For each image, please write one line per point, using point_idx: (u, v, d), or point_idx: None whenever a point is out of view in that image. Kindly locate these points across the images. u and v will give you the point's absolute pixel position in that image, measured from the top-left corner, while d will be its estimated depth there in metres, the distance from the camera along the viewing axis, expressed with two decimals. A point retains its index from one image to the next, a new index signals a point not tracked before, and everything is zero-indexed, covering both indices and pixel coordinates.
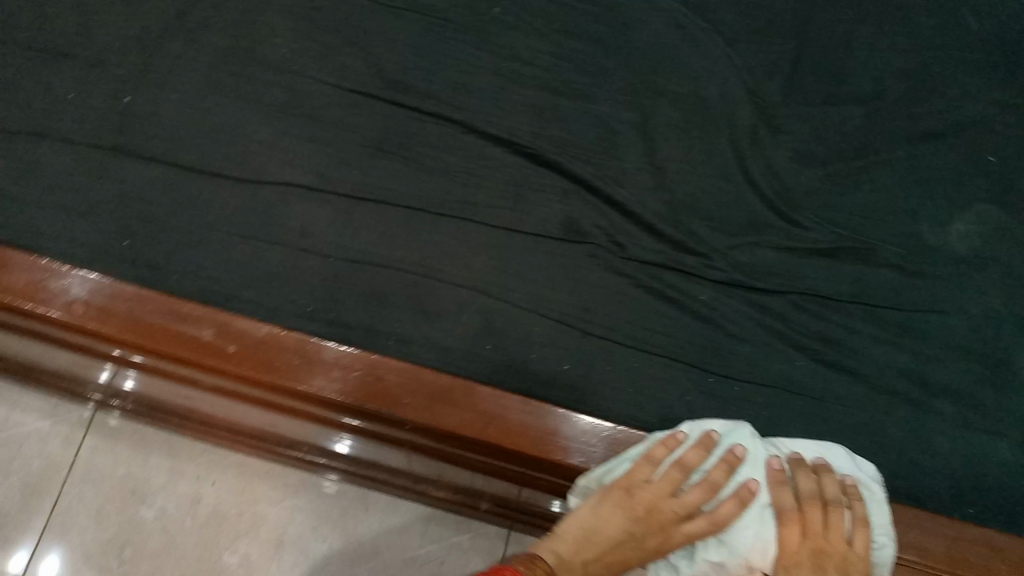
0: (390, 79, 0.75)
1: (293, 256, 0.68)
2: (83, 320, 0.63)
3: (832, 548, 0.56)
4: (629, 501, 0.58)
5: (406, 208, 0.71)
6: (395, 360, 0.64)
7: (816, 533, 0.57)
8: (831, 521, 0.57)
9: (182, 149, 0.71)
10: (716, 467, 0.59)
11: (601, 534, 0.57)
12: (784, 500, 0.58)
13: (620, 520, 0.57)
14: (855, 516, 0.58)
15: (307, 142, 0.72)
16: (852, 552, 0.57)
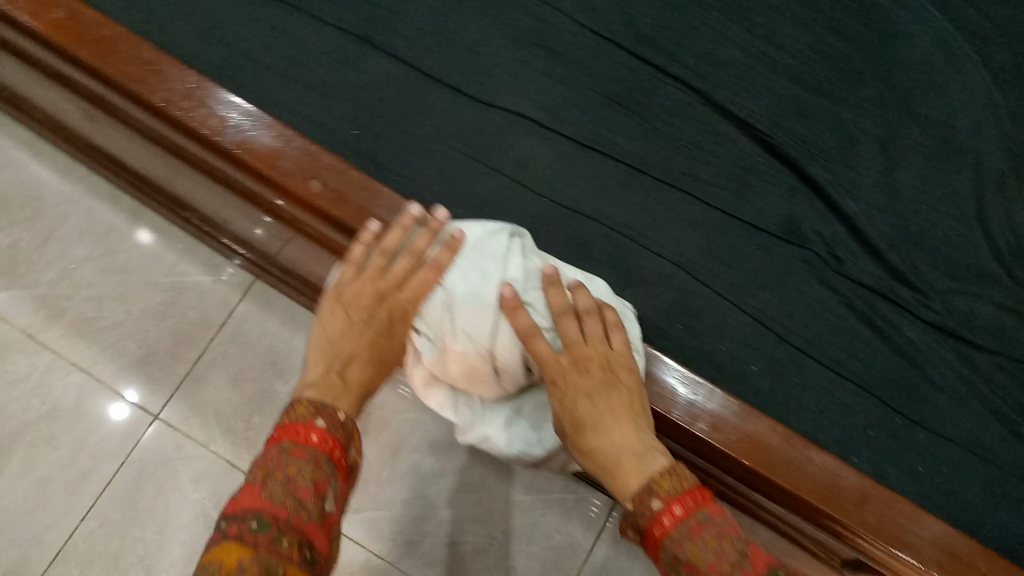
0: (639, 33, 0.73)
1: (509, 187, 0.68)
2: (314, 197, 0.61)
3: (592, 352, 0.54)
4: (387, 302, 0.55)
5: (628, 167, 0.69)
6: None
7: (585, 342, 0.54)
8: (589, 327, 0.55)
9: (423, 54, 0.71)
10: (443, 252, 0.54)
11: (376, 352, 0.55)
12: (556, 302, 0.54)
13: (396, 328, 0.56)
14: (610, 321, 0.56)
15: (545, 76, 0.71)
16: (614, 354, 0.55)
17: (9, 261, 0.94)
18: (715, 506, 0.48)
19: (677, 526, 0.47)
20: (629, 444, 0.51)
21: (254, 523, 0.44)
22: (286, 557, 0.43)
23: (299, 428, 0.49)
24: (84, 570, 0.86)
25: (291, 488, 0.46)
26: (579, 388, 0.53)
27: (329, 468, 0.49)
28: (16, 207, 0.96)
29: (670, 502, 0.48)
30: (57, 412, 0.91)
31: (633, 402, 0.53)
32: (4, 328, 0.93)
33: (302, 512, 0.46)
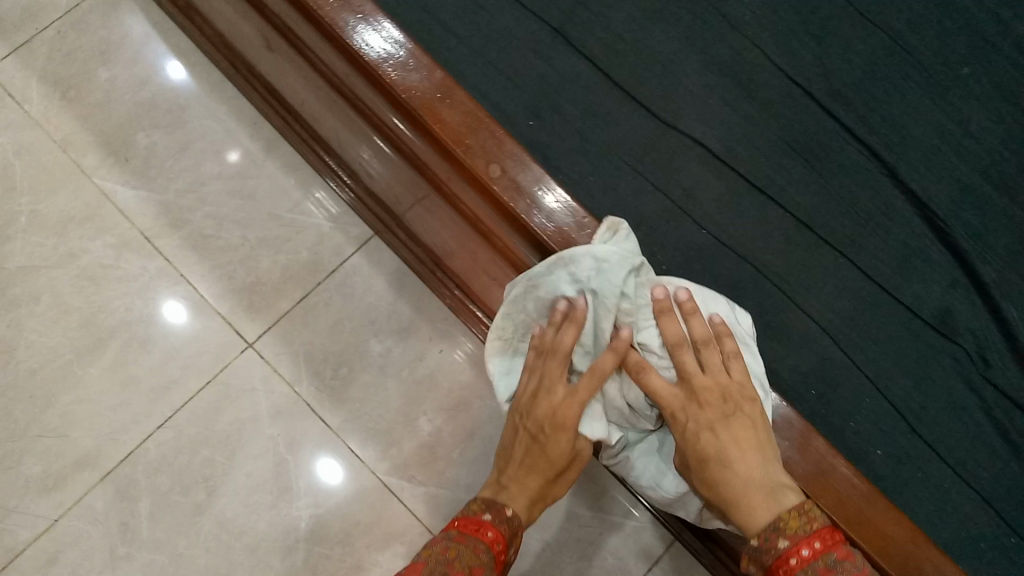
0: (833, 88, 0.71)
1: (671, 211, 0.67)
2: (487, 176, 0.61)
3: (711, 384, 0.55)
4: (553, 394, 0.57)
5: (794, 219, 0.67)
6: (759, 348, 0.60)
7: (704, 375, 0.55)
8: (706, 358, 0.56)
9: (614, 60, 0.70)
10: (570, 328, 0.56)
11: (552, 427, 0.57)
12: (671, 334, 0.56)
13: (547, 405, 0.57)
14: (729, 349, 0.56)
15: (730, 109, 0.70)
16: (733, 383, 0.55)
17: (145, 162, 0.96)
18: (845, 549, 0.49)
19: (804, 566, 0.49)
20: (756, 485, 0.52)
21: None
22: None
23: (474, 525, 0.58)
24: (150, 478, 0.87)
25: (445, 568, 0.53)
26: (703, 424, 0.54)
27: (484, 557, 0.56)
28: (163, 112, 0.98)
29: (798, 543, 0.50)
30: (157, 318, 0.92)
31: (761, 433, 0.54)
32: (125, 225, 0.94)
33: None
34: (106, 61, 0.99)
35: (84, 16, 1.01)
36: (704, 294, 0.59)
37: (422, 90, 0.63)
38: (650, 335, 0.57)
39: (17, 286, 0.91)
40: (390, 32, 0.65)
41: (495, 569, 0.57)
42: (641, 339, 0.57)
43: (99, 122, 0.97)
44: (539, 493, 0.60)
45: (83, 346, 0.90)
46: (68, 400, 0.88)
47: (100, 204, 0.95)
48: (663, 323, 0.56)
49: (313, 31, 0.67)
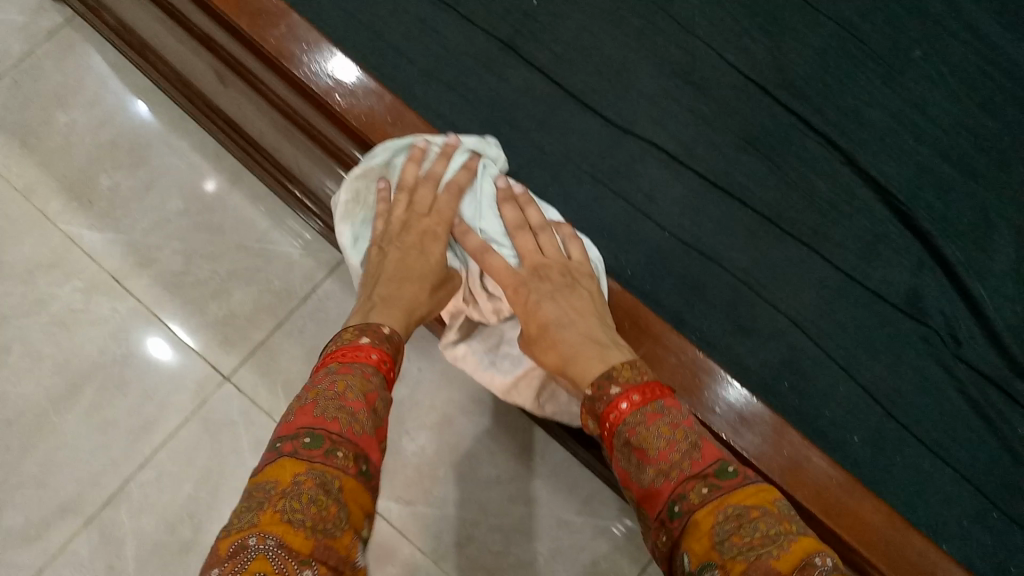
0: (786, 81, 0.72)
1: (633, 216, 0.66)
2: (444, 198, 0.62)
3: (549, 262, 0.58)
4: (426, 238, 0.59)
5: (755, 214, 0.67)
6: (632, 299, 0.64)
7: (541, 249, 0.59)
8: (544, 242, 0.59)
9: (566, 69, 0.70)
10: (460, 172, 0.61)
11: (415, 269, 0.59)
12: (511, 217, 0.60)
13: (530, 306, 0.57)
14: (566, 237, 0.60)
15: (685, 109, 0.70)
16: (572, 264, 0.59)
17: (109, 203, 0.96)
18: (675, 403, 0.51)
19: (633, 412, 0.50)
20: (598, 352, 0.54)
21: (308, 438, 0.45)
22: (342, 465, 0.44)
23: (355, 350, 0.53)
24: (134, 521, 0.86)
25: (336, 400, 0.48)
26: (543, 293, 0.57)
27: (375, 395, 0.50)
28: (124, 152, 0.98)
29: (630, 390, 0.51)
30: (132, 359, 0.91)
31: (594, 305, 0.58)
32: (94, 268, 0.93)
33: (357, 423, 0.47)
34: (64, 105, 0.99)
35: (40, 62, 1.00)
36: (545, 199, 0.64)
37: (370, 112, 0.64)
38: (489, 222, 0.60)
39: None
40: (336, 61, 0.65)
41: (385, 393, 0.52)
42: (484, 228, 0.60)
43: (60, 167, 0.97)
44: (414, 308, 0.58)
45: (59, 392, 0.89)
46: (46, 449, 0.87)
47: (67, 248, 0.94)
48: (505, 206, 0.60)
49: (257, 61, 0.67)
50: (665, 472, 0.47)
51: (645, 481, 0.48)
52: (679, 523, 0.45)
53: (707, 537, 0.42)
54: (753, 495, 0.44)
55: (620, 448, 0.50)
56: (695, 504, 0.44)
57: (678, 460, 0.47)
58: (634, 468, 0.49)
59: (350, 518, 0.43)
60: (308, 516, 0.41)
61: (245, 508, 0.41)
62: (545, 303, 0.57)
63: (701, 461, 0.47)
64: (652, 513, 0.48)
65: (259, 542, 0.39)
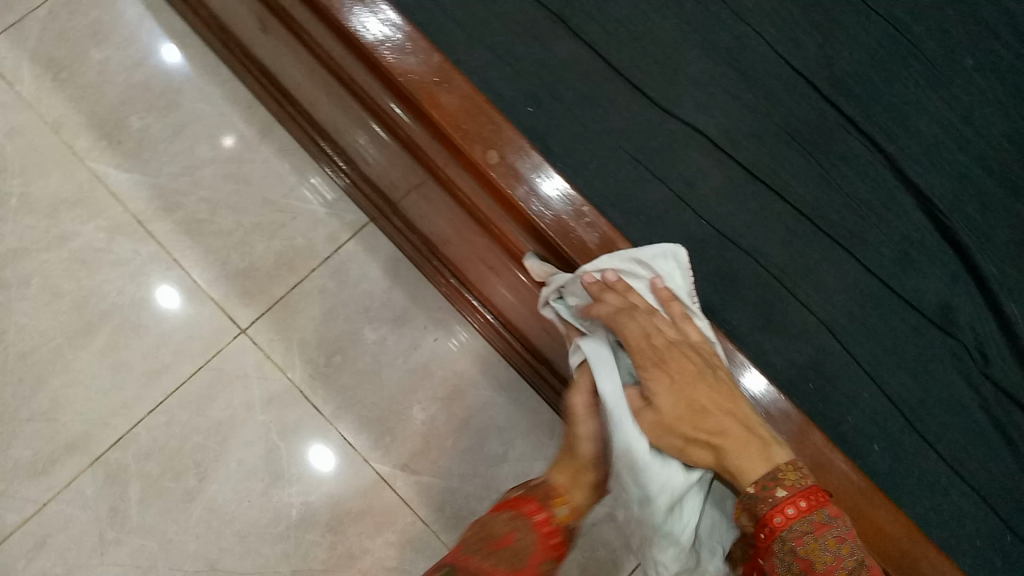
0: (837, 78, 0.70)
1: (671, 202, 0.65)
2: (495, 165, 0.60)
3: (673, 347, 0.55)
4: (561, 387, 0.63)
5: (794, 211, 0.66)
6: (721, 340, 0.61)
7: (650, 339, 0.55)
8: (657, 325, 0.56)
9: (614, 46, 0.69)
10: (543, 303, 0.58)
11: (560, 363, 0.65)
12: (615, 306, 0.56)
13: (655, 431, 0.55)
14: (675, 314, 0.58)
15: (732, 98, 0.68)
16: (690, 342, 0.56)
17: (138, 145, 0.95)
18: (836, 508, 0.50)
19: (799, 519, 0.48)
20: (757, 450, 0.52)
21: (445, 570, 0.60)
22: (489, 574, 0.58)
23: (522, 502, 0.64)
24: (140, 464, 0.86)
25: (478, 542, 0.61)
26: (671, 387, 0.54)
27: (519, 554, 0.60)
28: (155, 95, 0.97)
29: (796, 495, 0.49)
30: (150, 303, 0.91)
31: (733, 395, 0.54)
32: (118, 209, 0.93)
33: (492, 562, 0.59)
34: (100, 43, 0.98)
35: None
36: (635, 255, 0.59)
37: (415, 71, 0.62)
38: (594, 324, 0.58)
39: (7, 270, 0.90)
40: (388, 16, 0.64)
41: (543, 550, 0.62)
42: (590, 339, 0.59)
43: (91, 105, 0.96)
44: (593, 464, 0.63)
45: (74, 330, 0.89)
46: (57, 385, 0.87)
47: (92, 187, 0.93)
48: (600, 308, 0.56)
49: (303, 7, 0.66)
50: None
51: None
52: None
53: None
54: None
55: (785, 564, 0.48)
56: None
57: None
58: None
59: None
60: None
61: None
62: (673, 406, 0.54)
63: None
64: None
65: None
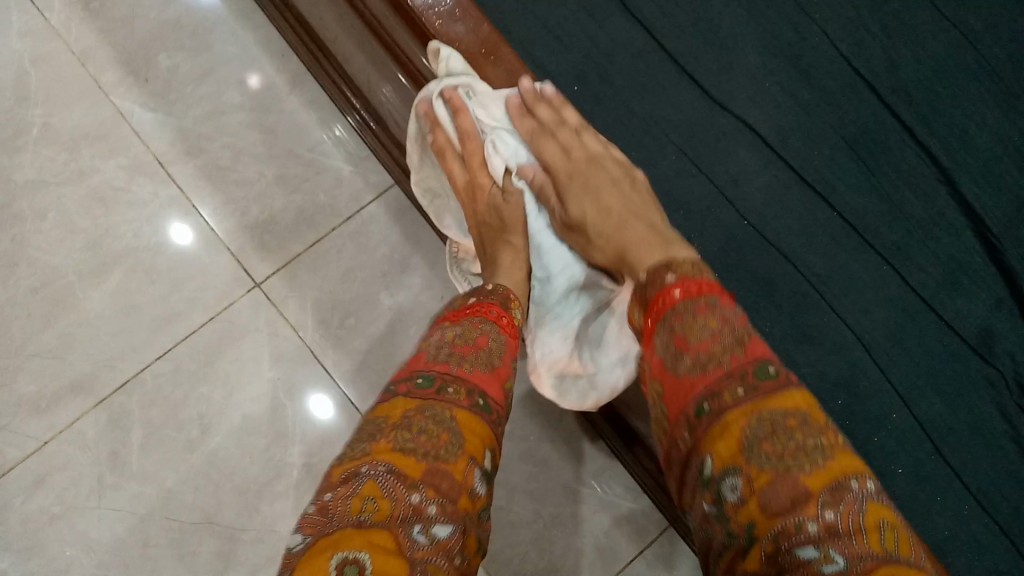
0: (897, 83, 0.67)
1: (713, 198, 0.63)
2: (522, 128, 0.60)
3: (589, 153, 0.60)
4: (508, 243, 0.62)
5: (840, 219, 0.64)
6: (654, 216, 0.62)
7: (570, 154, 0.60)
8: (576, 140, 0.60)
9: (669, 30, 0.66)
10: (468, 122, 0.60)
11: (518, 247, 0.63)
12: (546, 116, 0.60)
13: (592, 251, 0.58)
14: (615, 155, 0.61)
15: (786, 96, 0.66)
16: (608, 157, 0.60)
17: (165, 84, 0.92)
18: (727, 302, 0.50)
19: (684, 299, 0.49)
20: (648, 236, 0.55)
21: (420, 380, 0.50)
22: (456, 403, 0.49)
23: (473, 306, 0.57)
24: (144, 410, 0.85)
25: (445, 347, 0.53)
26: (546, 155, 0.60)
27: (472, 387, 0.51)
28: (187, 33, 0.94)
29: (683, 282, 0.50)
30: (165, 248, 0.89)
31: (642, 200, 0.58)
32: (140, 148, 0.91)
33: (470, 363, 0.52)
34: None
35: None
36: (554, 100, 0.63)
37: (463, 42, 0.59)
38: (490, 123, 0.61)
39: (23, 202, 0.88)
40: None
41: (512, 347, 0.56)
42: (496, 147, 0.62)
43: (120, 38, 0.93)
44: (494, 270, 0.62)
45: (87, 268, 0.87)
46: (66, 323, 0.86)
47: (116, 123, 0.91)
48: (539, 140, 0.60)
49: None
50: (702, 364, 0.47)
51: (681, 369, 0.47)
52: (707, 420, 0.45)
53: (737, 441, 0.43)
54: (793, 400, 0.44)
55: (661, 338, 0.49)
56: (728, 405, 0.44)
57: (718, 353, 0.47)
58: (671, 356, 0.48)
59: (468, 443, 0.47)
60: (419, 444, 0.45)
61: (358, 444, 0.46)
62: (574, 202, 0.58)
63: (743, 358, 0.46)
64: (672, 403, 0.48)
65: (371, 467, 0.43)
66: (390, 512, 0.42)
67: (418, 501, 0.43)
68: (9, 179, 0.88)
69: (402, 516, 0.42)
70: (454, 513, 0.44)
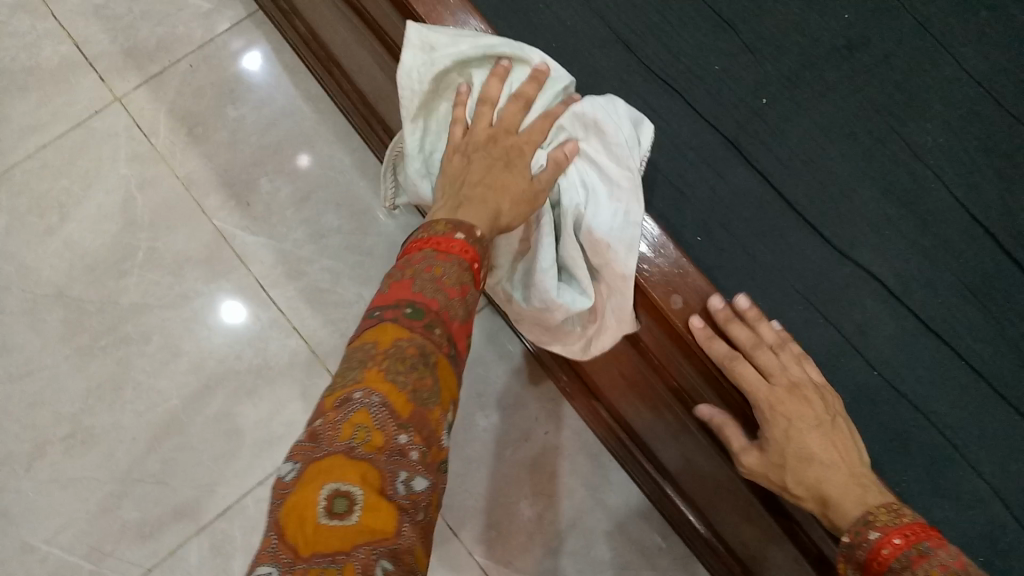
0: (1016, 227, 0.66)
1: (842, 348, 0.63)
2: (730, 323, 0.56)
3: (800, 380, 0.55)
4: (495, 160, 0.54)
5: (968, 368, 0.62)
6: (809, 436, 0.53)
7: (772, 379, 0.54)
8: (784, 357, 0.56)
9: (789, 183, 0.67)
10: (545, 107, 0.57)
11: (498, 180, 0.53)
12: (744, 336, 0.56)
13: (810, 473, 0.53)
14: (799, 352, 0.57)
15: (908, 242, 0.66)
16: (813, 380, 0.56)
17: (266, 207, 0.95)
18: (943, 541, 0.48)
19: (898, 554, 0.48)
20: (851, 484, 0.52)
21: (355, 423, 0.38)
22: (374, 465, 0.37)
23: (447, 240, 0.48)
24: (247, 536, 0.85)
25: (406, 369, 0.41)
26: (768, 352, 0.55)
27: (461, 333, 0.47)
28: (287, 157, 0.96)
29: (889, 534, 0.48)
30: (265, 367, 0.90)
31: (842, 443, 0.53)
32: (242, 271, 0.93)
33: (421, 400, 0.41)
34: (234, 101, 0.98)
35: (218, 52, 0.99)
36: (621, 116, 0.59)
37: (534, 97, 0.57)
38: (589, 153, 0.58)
39: (130, 323, 0.91)
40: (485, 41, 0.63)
41: (451, 388, 0.44)
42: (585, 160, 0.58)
43: (223, 162, 0.96)
44: (498, 216, 0.52)
45: (189, 392, 0.89)
46: (169, 447, 0.87)
47: (218, 246, 0.93)
48: (744, 330, 0.55)
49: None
50: None
51: None
52: None
53: None
54: None
55: None
56: None
57: None
58: None
59: (442, 390, 0.43)
60: (411, 381, 0.41)
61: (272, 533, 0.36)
62: (773, 444, 0.54)
63: None
64: None
65: (364, 395, 0.39)
66: (383, 445, 0.38)
67: (407, 443, 0.39)
68: (117, 302, 0.91)
69: (392, 454, 0.38)
70: (432, 459, 0.40)
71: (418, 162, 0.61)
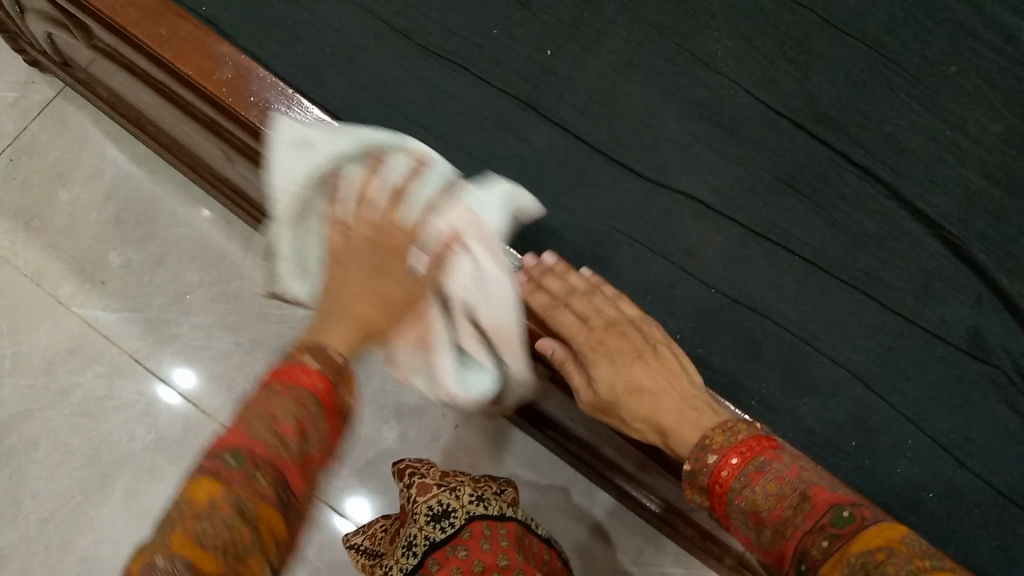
0: (820, 113, 0.67)
1: (675, 276, 0.62)
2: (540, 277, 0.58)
3: (619, 318, 0.57)
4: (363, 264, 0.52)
5: (802, 261, 0.63)
6: (636, 368, 0.55)
7: (588, 322, 0.56)
8: (596, 299, 0.57)
9: (591, 126, 0.66)
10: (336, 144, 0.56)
11: (368, 287, 0.51)
12: (556, 287, 0.57)
13: (638, 403, 0.55)
14: (610, 293, 0.58)
15: (718, 153, 0.66)
16: (633, 317, 0.58)
17: (121, 282, 0.93)
18: (779, 455, 0.49)
19: (739, 472, 0.49)
20: (682, 410, 0.53)
21: (231, 458, 0.40)
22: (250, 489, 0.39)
23: (293, 368, 0.43)
24: None
25: (271, 424, 0.41)
26: (582, 296, 0.57)
27: (310, 407, 0.42)
28: (131, 226, 0.94)
29: (727, 453, 0.49)
30: (160, 441, 0.88)
31: (670, 370, 0.55)
32: (113, 351, 0.91)
33: (287, 451, 0.41)
34: (64, 183, 0.95)
35: (34, 139, 0.97)
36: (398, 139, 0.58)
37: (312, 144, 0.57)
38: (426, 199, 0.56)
39: (13, 434, 0.88)
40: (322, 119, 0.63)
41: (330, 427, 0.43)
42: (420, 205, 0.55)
43: (66, 248, 0.93)
44: (367, 322, 0.50)
45: (90, 485, 0.87)
46: (85, 545, 0.85)
47: (84, 333, 0.91)
48: (552, 278, 0.58)
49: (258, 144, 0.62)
50: (782, 531, 0.46)
51: (765, 543, 0.47)
52: None
53: None
54: (873, 540, 0.43)
55: (734, 514, 0.49)
56: (818, 560, 0.44)
57: (793, 517, 0.46)
58: (752, 531, 0.48)
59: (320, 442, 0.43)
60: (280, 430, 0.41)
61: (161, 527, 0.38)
62: (602, 382, 0.56)
63: (814, 512, 0.46)
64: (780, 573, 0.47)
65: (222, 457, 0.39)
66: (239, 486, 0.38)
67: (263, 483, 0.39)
68: None
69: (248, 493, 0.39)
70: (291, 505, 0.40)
71: (291, 262, 0.59)
